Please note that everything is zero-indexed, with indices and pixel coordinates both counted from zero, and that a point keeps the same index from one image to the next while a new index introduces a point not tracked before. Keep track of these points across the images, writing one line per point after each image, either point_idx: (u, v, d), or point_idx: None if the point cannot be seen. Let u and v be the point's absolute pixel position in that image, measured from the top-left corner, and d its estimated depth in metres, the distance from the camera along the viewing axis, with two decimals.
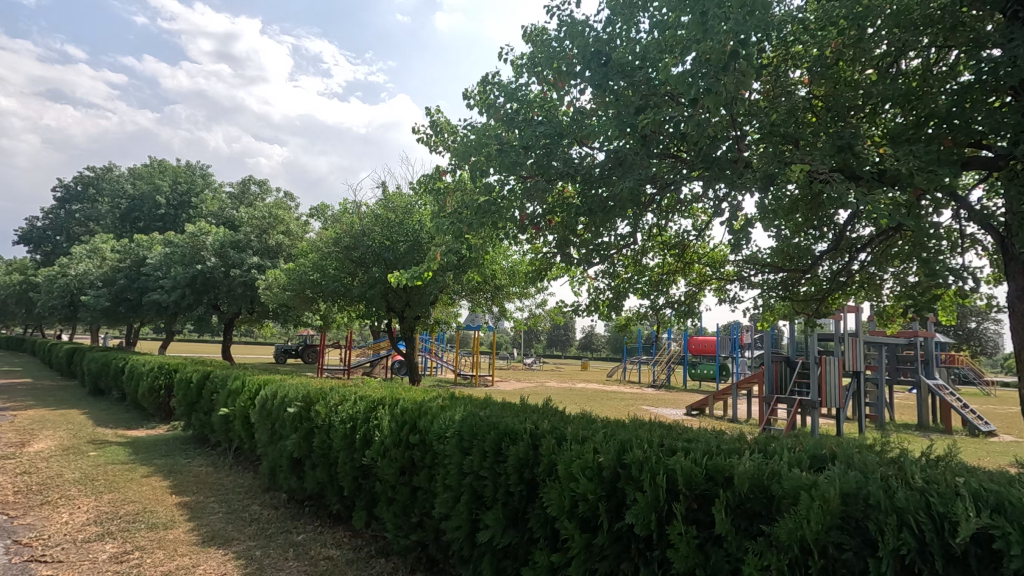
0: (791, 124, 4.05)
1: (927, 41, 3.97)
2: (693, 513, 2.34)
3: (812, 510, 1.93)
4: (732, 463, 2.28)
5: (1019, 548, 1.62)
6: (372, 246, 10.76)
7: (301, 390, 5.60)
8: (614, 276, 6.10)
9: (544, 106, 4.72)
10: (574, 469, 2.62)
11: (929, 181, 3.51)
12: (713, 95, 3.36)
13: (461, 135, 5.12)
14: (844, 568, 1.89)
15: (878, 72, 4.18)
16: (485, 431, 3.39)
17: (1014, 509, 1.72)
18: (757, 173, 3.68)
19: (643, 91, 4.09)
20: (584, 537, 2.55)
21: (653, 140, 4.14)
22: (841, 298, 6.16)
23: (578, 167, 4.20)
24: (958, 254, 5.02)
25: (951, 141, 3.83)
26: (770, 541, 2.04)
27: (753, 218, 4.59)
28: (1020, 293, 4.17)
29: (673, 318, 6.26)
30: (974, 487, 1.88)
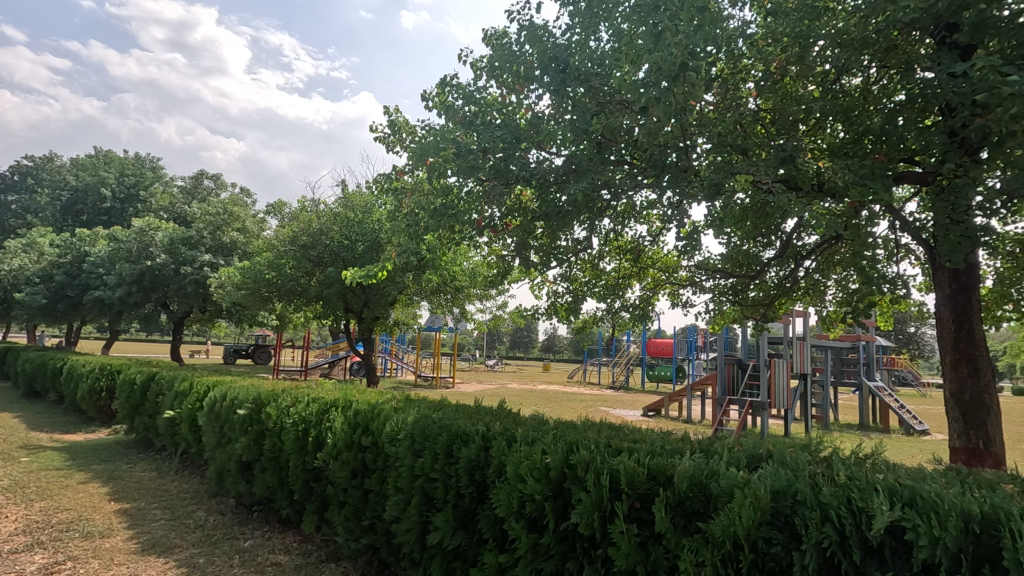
0: (738, 135, 4.21)
1: (866, 61, 4.20)
2: (636, 511, 2.41)
3: (744, 507, 2.02)
4: (673, 463, 2.37)
5: (926, 539, 1.73)
6: (330, 245, 10.60)
7: (252, 391, 5.45)
8: (573, 280, 6.21)
9: (503, 109, 4.76)
10: (522, 470, 2.66)
11: (862, 193, 3.72)
12: (663, 105, 3.46)
13: (420, 135, 5.09)
14: (772, 562, 1.99)
15: (821, 89, 4.40)
16: (437, 433, 3.38)
17: (924, 504, 1.84)
18: (704, 183, 3.81)
19: (599, 98, 4.17)
20: (531, 537, 2.59)
21: (608, 148, 4.23)
22: (788, 303, 6.43)
23: (535, 172, 4.26)
24: (894, 263, 5.32)
25: (884, 154, 4.16)
26: (706, 538, 2.12)
27: (703, 225, 4.75)
28: (946, 300, 4.44)
29: (629, 320, 6.41)
30: (891, 483, 2.01)
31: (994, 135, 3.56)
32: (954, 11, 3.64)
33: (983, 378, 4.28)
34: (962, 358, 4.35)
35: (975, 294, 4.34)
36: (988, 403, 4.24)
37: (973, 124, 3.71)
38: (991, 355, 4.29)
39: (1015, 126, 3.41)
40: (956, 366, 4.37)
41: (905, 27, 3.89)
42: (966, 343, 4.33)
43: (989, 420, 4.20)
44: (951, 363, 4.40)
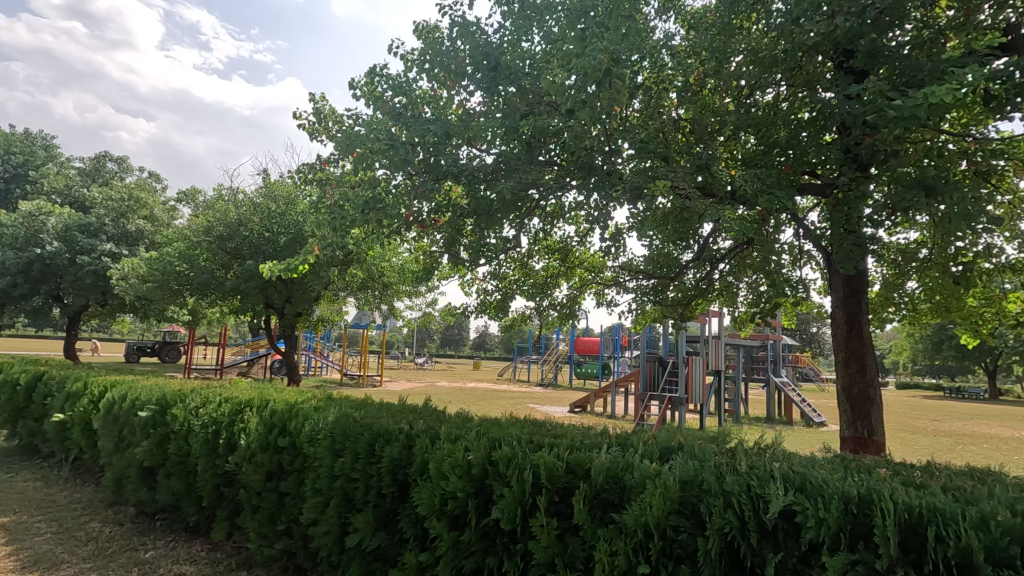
0: (660, 142, 4.40)
1: (776, 79, 4.51)
2: (555, 505, 2.46)
3: (655, 497, 2.12)
4: (590, 457, 2.45)
5: (813, 520, 1.89)
6: (249, 237, 10.06)
7: (157, 391, 5.07)
8: (502, 278, 6.25)
9: (434, 103, 4.70)
10: (444, 467, 2.65)
11: (769, 202, 4.00)
12: (589, 108, 3.55)
13: (347, 125, 4.93)
14: (679, 548, 2.11)
15: (736, 102, 4.68)
16: (358, 432, 3.30)
17: (813, 488, 2.00)
18: (627, 187, 3.95)
19: (529, 99, 4.22)
20: (452, 534, 2.58)
21: (536, 148, 4.29)
22: (705, 303, 6.80)
23: (464, 168, 4.22)
24: (797, 268, 5.75)
25: (789, 167, 4.49)
26: (620, 528, 2.20)
27: (627, 227, 4.92)
28: (841, 302, 4.86)
29: (556, 319, 6.55)
30: (785, 470, 2.18)
31: (881, 153, 3.93)
32: (849, 38, 3.98)
33: (869, 373, 4.72)
34: (851, 355, 4.78)
35: (865, 297, 4.79)
36: (872, 396, 4.68)
37: (863, 142, 4.09)
38: (876, 353, 4.75)
39: (897, 147, 3.80)
40: (847, 362, 4.79)
41: (809, 50, 4.22)
42: (856, 342, 4.76)
43: (873, 412, 4.65)
44: (843, 360, 4.82)
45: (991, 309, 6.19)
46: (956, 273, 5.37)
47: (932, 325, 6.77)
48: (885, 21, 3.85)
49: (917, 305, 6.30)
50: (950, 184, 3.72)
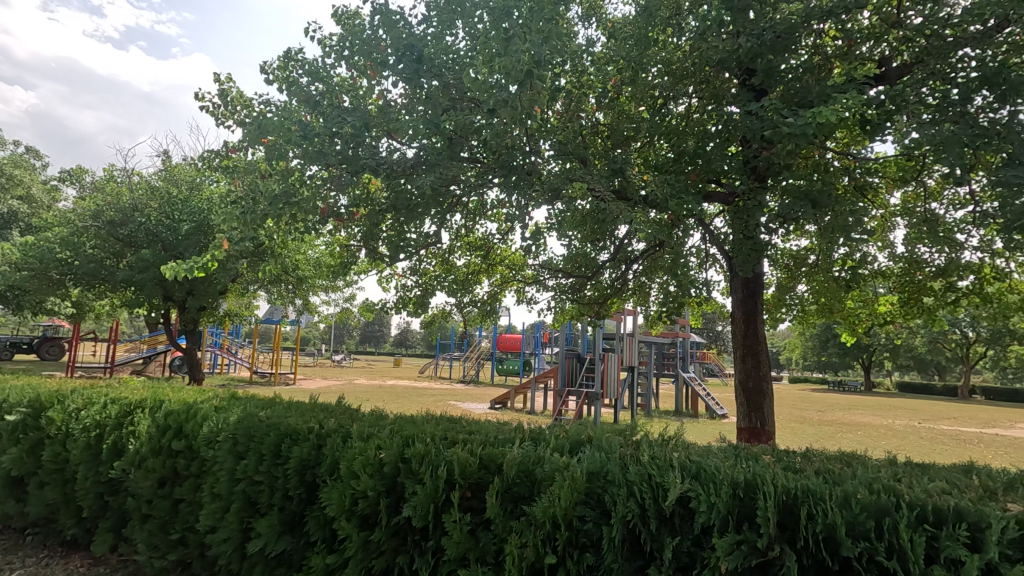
0: (579, 145, 4.52)
1: (687, 91, 4.78)
2: (467, 501, 2.46)
3: (563, 489, 2.19)
4: (503, 452, 2.48)
5: (706, 505, 2.03)
6: (146, 223, 9.26)
7: (29, 392, 4.55)
8: (422, 274, 6.16)
9: (353, 92, 4.55)
10: (354, 466, 2.59)
11: (678, 206, 4.22)
12: (510, 108, 3.57)
13: (257, 109, 4.66)
14: (585, 537, 2.19)
15: (651, 110, 4.90)
16: (263, 433, 3.13)
17: (706, 475, 2.15)
18: (546, 188, 4.02)
19: (450, 94, 4.18)
20: (361, 534, 2.52)
21: (459, 143, 4.25)
22: (620, 302, 7.09)
23: (383, 161, 4.08)
24: (703, 270, 6.14)
25: (696, 174, 4.77)
26: (530, 520, 2.25)
27: (547, 226, 5.02)
28: (740, 302, 5.24)
29: (477, 315, 6.58)
30: (683, 460, 2.32)
31: (777, 167, 4.27)
32: (751, 57, 4.29)
33: (762, 368, 5.12)
34: (747, 352, 5.17)
35: (760, 299, 5.19)
36: (765, 389, 5.08)
37: (761, 155, 4.43)
38: (769, 350, 5.16)
39: (789, 161, 4.15)
40: (744, 358, 5.17)
41: (715, 66, 4.51)
42: (752, 340, 5.15)
43: (765, 404, 5.05)
44: (740, 356, 5.20)
45: (866, 310, 6.92)
46: (837, 277, 5.96)
47: (818, 325, 7.48)
48: (781, 44, 4.19)
49: (805, 306, 6.92)
50: (833, 197, 4.12)
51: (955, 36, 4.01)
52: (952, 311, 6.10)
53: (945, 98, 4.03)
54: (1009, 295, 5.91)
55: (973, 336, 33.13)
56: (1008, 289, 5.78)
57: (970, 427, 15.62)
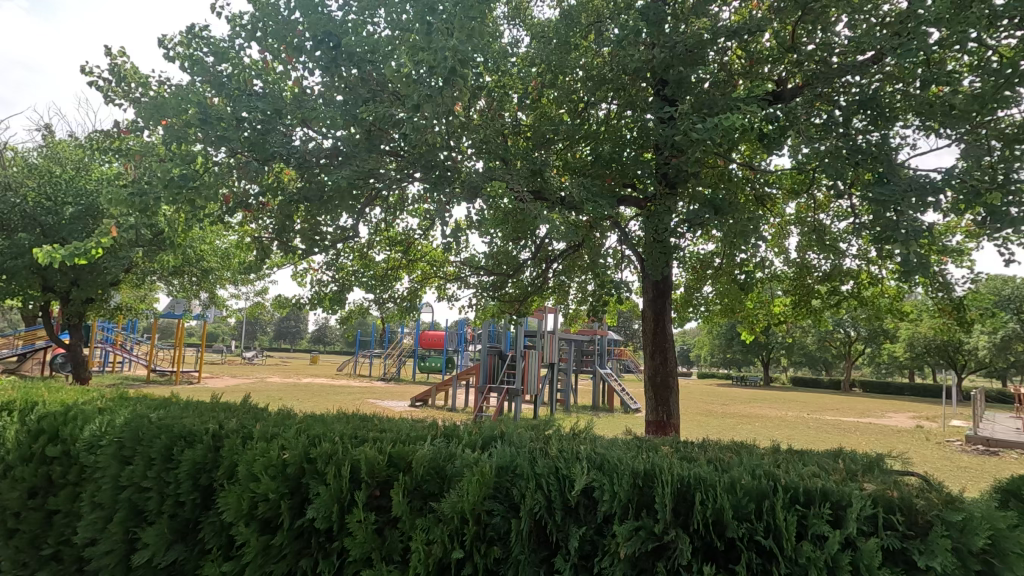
0: (501, 144, 4.54)
1: (606, 97, 4.95)
2: (375, 500, 2.42)
3: (471, 484, 2.21)
4: (413, 449, 2.47)
5: (607, 494, 2.12)
6: (22, 204, 8.29)
7: None
8: (340, 269, 5.96)
9: (266, 76, 4.32)
10: (254, 469, 2.47)
11: (594, 209, 4.36)
12: (430, 103, 3.51)
13: (155, 89, 4.31)
14: (492, 531, 2.22)
15: (571, 113, 5.02)
16: (154, 435, 2.91)
17: (609, 466, 2.25)
18: (465, 185, 4.02)
19: (370, 85, 4.05)
20: (261, 539, 2.41)
21: (379, 136, 4.11)
22: (540, 300, 7.23)
23: (295, 151, 3.90)
24: (619, 270, 6.39)
25: (612, 178, 4.94)
26: (438, 517, 2.25)
27: (468, 224, 5.03)
28: (651, 301, 5.51)
29: (396, 311, 6.46)
30: (589, 452, 2.41)
31: (685, 174, 4.51)
32: (664, 68, 4.51)
33: (669, 364, 5.42)
34: (657, 349, 5.45)
35: (669, 299, 5.50)
36: (672, 384, 5.37)
37: (671, 163, 4.67)
38: (676, 347, 5.48)
39: (696, 169, 4.41)
40: (653, 355, 5.45)
41: (631, 75, 4.70)
42: (661, 338, 5.44)
43: (671, 398, 5.34)
44: (650, 353, 5.47)
45: (763, 310, 7.49)
46: (739, 280, 6.41)
47: (722, 324, 8.00)
48: (692, 59, 4.43)
49: (710, 306, 7.39)
50: (734, 206, 4.41)
51: (839, 63, 4.43)
52: (835, 313, 6.73)
53: (831, 119, 4.45)
54: (881, 298, 6.61)
55: (855, 335, 36.85)
56: (881, 293, 6.47)
57: (849, 417, 17.33)
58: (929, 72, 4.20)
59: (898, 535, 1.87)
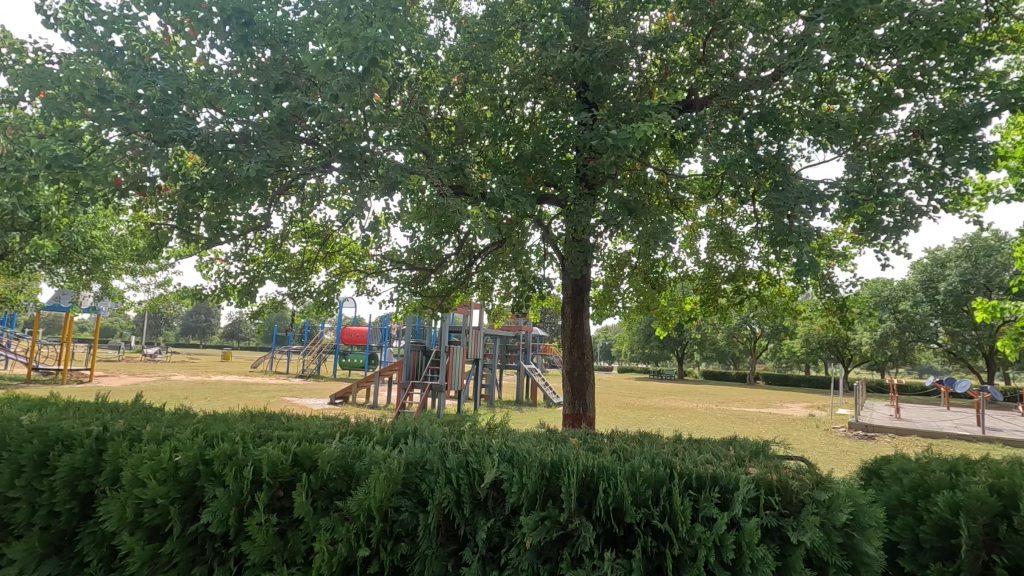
0: (422, 137, 4.47)
1: (529, 95, 5.00)
2: (277, 501, 2.33)
3: (378, 481, 2.18)
4: (319, 447, 2.39)
5: (515, 486, 2.16)
6: None
7: None
8: (250, 260, 5.64)
9: (166, 51, 3.99)
10: (141, 473, 2.30)
11: (514, 206, 4.40)
12: (346, 93, 3.35)
13: (33, 56, 3.87)
14: (399, 527, 2.21)
15: (495, 110, 5.04)
16: (25, 439, 2.64)
17: (518, 459, 2.29)
18: (383, 178, 3.92)
19: (284, 69, 3.82)
20: (148, 548, 2.26)
21: (295, 122, 3.89)
22: (463, 296, 7.21)
23: (196, 132, 3.56)
24: (541, 267, 6.50)
25: (533, 176, 5.01)
26: (343, 515, 2.21)
27: (388, 217, 4.93)
28: (570, 298, 5.67)
29: (312, 306, 6.22)
30: (499, 446, 2.44)
31: (602, 176, 4.65)
32: (584, 71, 4.63)
33: (586, 359, 5.59)
34: (574, 345, 5.61)
35: (587, 296, 5.68)
36: (588, 378, 5.55)
37: (589, 164, 4.80)
38: (593, 343, 5.67)
39: (613, 171, 4.56)
40: (571, 350, 5.60)
41: (553, 76, 4.78)
42: (578, 334, 5.61)
43: (587, 392, 5.51)
44: (568, 348, 5.62)
45: (675, 307, 7.88)
46: (653, 279, 6.73)
47: (638, 320, 8.36)
48: (610, 64, 4.58)
49: (628, 304, 7.70)
50: (647, 208, 4.60)
51: (744, 77, 4.74)
52: (739, 311, 7.22)
53: (735, 130, 4.75)
54: (778, 297, 7.16)
55: (760, 332, 39.71)
56: (778, 292, 7.01)
57: (752, 408, 18.68)
58: (821, 90, 4.58)
59: (776, 514, 2.03)
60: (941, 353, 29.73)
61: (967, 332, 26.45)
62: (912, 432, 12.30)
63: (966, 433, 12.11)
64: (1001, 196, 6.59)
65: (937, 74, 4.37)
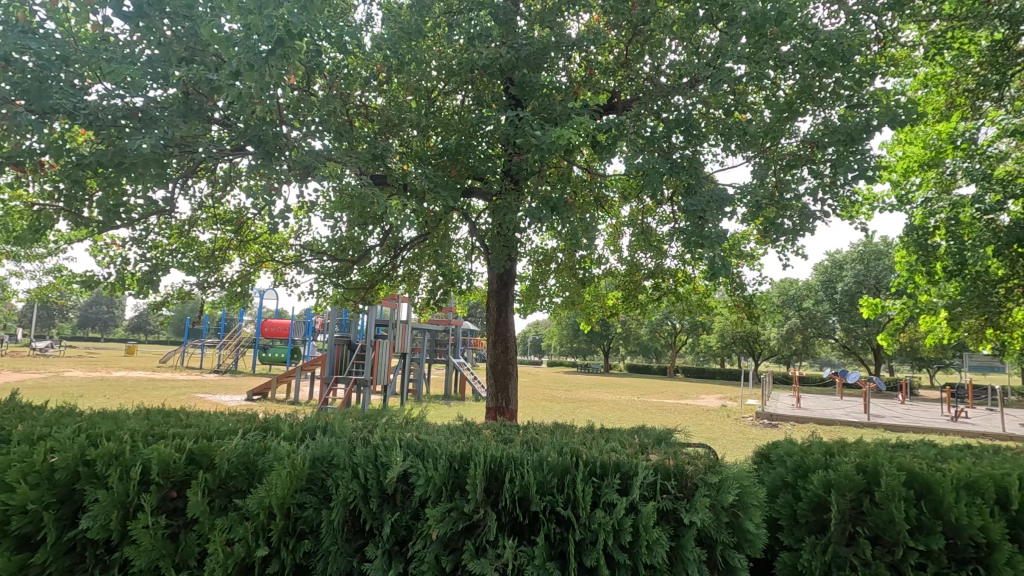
0: (342, 125, 4.32)
1: (456, 88, 4.95)
2: (170, 502, 2.20)
3: (280, 478, 2.11)
4: (219, 444, 2.28)
5: (425, 480, 2.15)
6: None
7: None
8: (152, 247, 5.25)
9: (54, 14, 3.61)
10: (9, 476, 2.10)
11: (436, 199, 4.34)
12: (253, 73, 3.12)
13: None
14: (303, 524, 2.16)
15: (420, 101, 4.95)
16: None
17: (428, 452, 2.29)
18: (297, 164, 3.75)
19: (188, 43, 3.49)
20: (17, 557, 2.07)
21: (203, 101, 3.63)
22: (388, 289, 7.07)
23: (83, 105, 3.27)
24: (467, 261, 6.50)
25: (458, 170, 4.97)
26: (242, 514, 2.12)
27: (306, 205, 4.73)
28: (495, 292, 5.72)
29: (224, 297, 5.88)
30: (411, 439, 2.42)
31: (526, 172, 4.70)
32: (510, 68, 4.64)
33: (509, 353, 5.65)
34: (498, 339, 5.66)
35: (512, 291, 5.75)
36: (511, 371, 5.60)
37: (513, 160, 4.83)
38: (516, 337, 5.73)
39: (537, 167, 4.60)
40: (495, 344, 5.65)
41: (480, 70, 4.75)
42: (502, 328, 5.66)
43: (510, 385, 5.57)
44: (491, 342, 5.66)
45: (599, 303, 8.11)
46: (578, 275, 6.89)
47: (565, 315, 8.52)
48: (535, 62, 4.62)
49: (553, 299, 7.85)
50: (568, 205, 4.69)
51: (663, 84, 4.93)
52: (657, 307, 7.55)
53: (655, 134, 4.94)
54: (693, 295, 7.55)
55: (681, 328, 41.72)
56: (693, 290, 7.39)
57: (669, 399, 19.65)
58: (732, 101, 4.85)
59: (671, 497, 2.15)
60: (838, 348, 32.50)
61: (859, 329, 29.03)
62: (809, 419, 13.38)
63: (854, 420, 13.32)
64: (885, 206, 7.27)
65: (833, 91, 4.73)
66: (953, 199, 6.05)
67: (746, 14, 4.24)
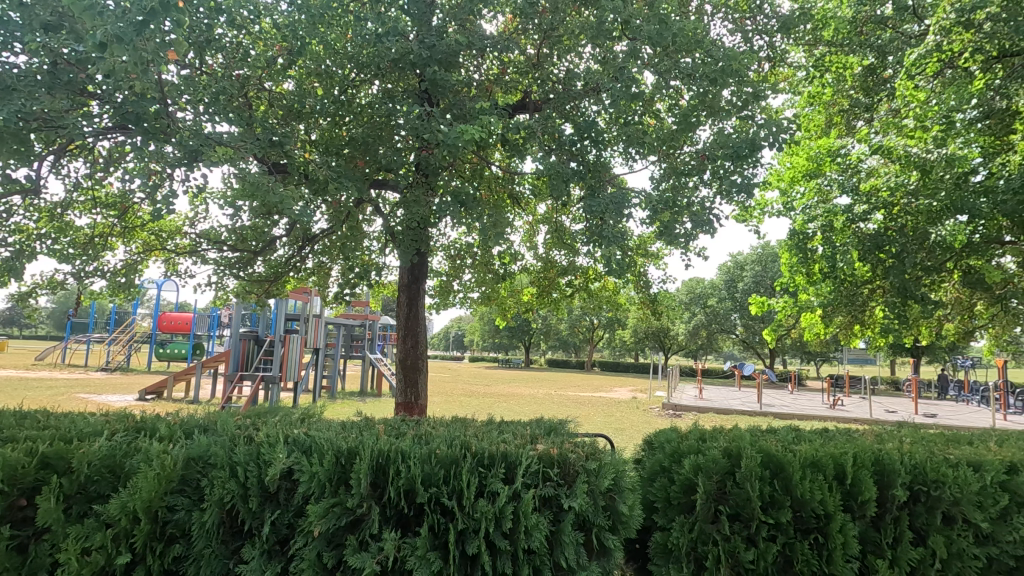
0: (237, 108, 4.10)
1: (367, 78, 4.84)
2: (20, 511, 2.04)
3: (146, 480, 2.01)
4: (78, 446, 2.12)
5: (307, 478, 2.10)
6: None
7: None
8: (15, 231, 4.73)
9: None
10: None
11: (337, 189, 4.19)
12: (125, 48, 2.85)
13: None
14: (173, 527, 2.07)
15: (327, 90, 4.80)
16: None
17: (314, 447, 2.23)
18: (184, 147, 3.51)
19: (53, 7, 3.17)
20: None
21: (73, 73, 3.31)
22: (295, 281, 6.76)
23: None
24: (378, 254, 6.36)
25: (365, 162, 4.86)
26: (103, 520, 2.00)
27: (199, 191, 4.44)
28: (405, 286, 5.66)
29: (104, 287, 5.38)
30: (299, 435, 2.35)
31: (436, 166, 4.67)
32: (421, 63, 4.59)
33: (419, 348, 5.63)
34: (408, 334, 5.61)
35: (423, 286, 5.71)
36: (421, 366, 5.57)
37: (422, 154, 4.78)
38: (427, 331, 5.71)
39: (447, 162, 4.59)
40: (405, 339, 5.60)
41: (391, 63, 4.65)
42: (412, 323, 5.61)
43: (419, 379, 5.53)
44: (401, 337, 5.60)
45: (514, 298, 8.21)
46: (494, 271, 7.00)
47: (481, 310, 8.54)
48: (446, 60, 4.60)
49: (469, 294, 7.87)
50: (477, 203, 4.71)
51: (573, 87, 5.08)
52: (569, 303, 7.76)
53: (563, 135, 5.07)
54: (604, 292, 7.81)
55: (598, 324, 43.18)
56: (603, 287, 7.66)
57: (585, 393, 20.09)
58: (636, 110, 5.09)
59: (554, 484, 2.24)
60: (739, 343, 35.01)
61: (757, 325, 31.47)
62: (709, 410, 14.28)
63: (748, 410, 14.34)
64: (774, 212, 7.91)
65: (726, 105, 5.07)
66: (829, 207, 6.27)
67: (648, 30, 4.48)
